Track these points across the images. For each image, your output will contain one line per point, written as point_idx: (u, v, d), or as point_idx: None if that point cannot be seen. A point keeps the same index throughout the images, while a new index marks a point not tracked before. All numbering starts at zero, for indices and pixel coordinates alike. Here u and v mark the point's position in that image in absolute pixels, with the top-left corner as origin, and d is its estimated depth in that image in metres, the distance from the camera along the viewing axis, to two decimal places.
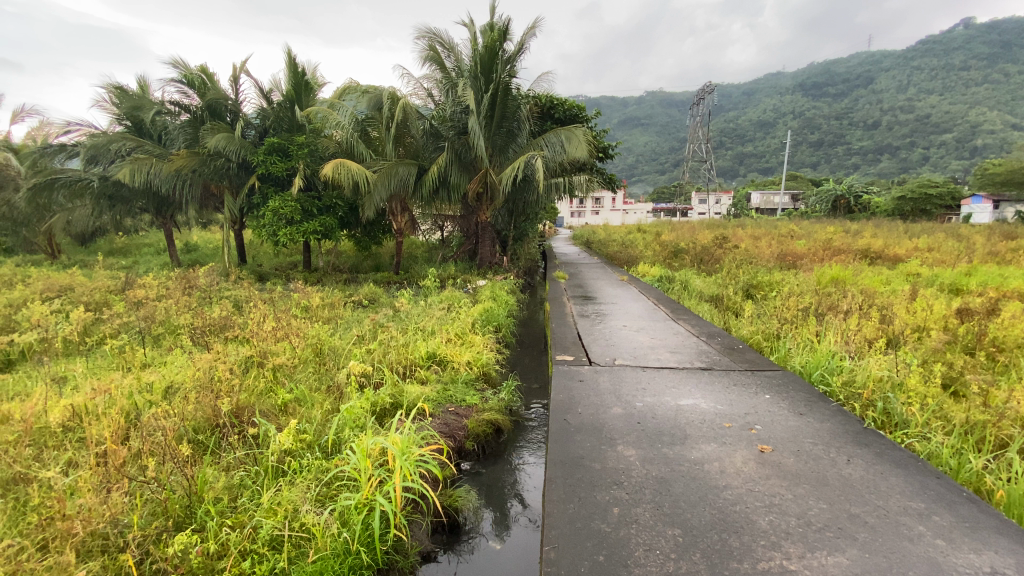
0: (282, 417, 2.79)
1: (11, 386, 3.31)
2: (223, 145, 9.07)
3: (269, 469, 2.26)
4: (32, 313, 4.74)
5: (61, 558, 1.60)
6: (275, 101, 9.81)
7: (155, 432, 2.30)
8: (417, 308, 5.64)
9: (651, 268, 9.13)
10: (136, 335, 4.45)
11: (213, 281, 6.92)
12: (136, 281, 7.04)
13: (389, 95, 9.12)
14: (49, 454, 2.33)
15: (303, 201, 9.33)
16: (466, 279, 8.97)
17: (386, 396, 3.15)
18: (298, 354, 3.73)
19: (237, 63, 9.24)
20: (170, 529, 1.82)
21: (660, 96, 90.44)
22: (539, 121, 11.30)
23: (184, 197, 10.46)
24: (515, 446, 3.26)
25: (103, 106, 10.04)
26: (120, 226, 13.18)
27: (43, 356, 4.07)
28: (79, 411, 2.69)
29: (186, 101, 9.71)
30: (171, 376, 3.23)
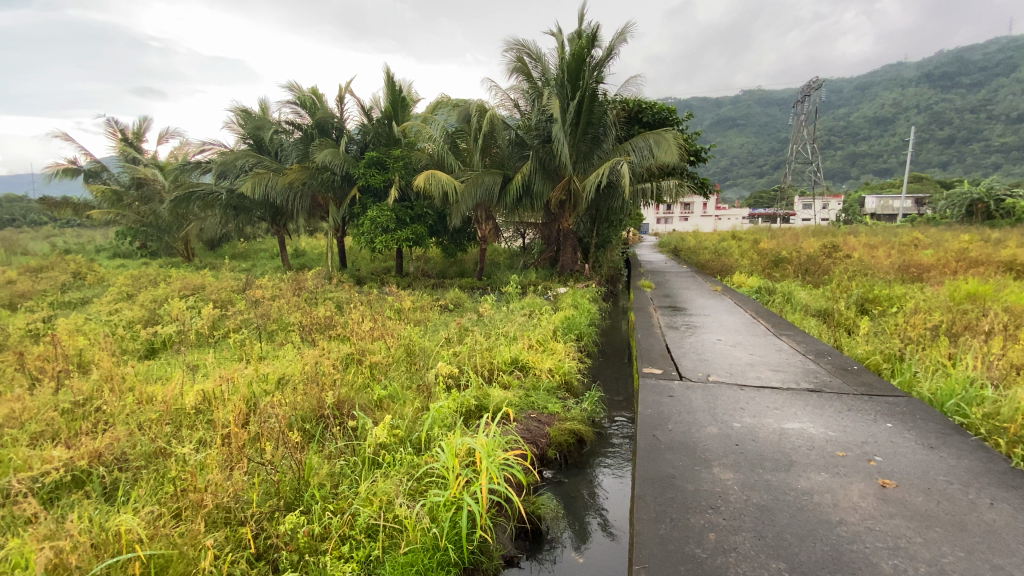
0: (378, 412, 2.95)
1: (156, 370, 3.82)
2: (330, 160, 9.91)
3: (366, 460, 2.40)
4: (172, 309, 5.46)
5: (192, 526, 1.80)
6: (374, 117, 10.53)
7: (270, 419, 2.55)
8: (500, 313, 5.73)
9: (748, 278, 8.56)
10: (254, 330, 4.96)
11: (319, 283, 7.54)
12: (254, 282, 7.87)
13: (477, 107, 9.43)
14: (184, 432, 2.66)
15: (397, 211, 9.91)
16: (548, 286, 9.00)
17: (472, 398, 3.23)
18: (392, 354, 3.95)
19: (343, 84, 10.04)
20: (282, 508, 2.00)
21: (758, 94, 84.92)
22: (626, 125, 11.06)
23: (295, 208, 11.53)
24: (598, 459, 3.19)
25: (232, 127, 11.37)
26: (242, 233, 14.81)
27: (180, 346, 4.66)
28: (208, 396, 3.05)
29: (299, 120, 10.73)
30: (284, 369, 3.57)
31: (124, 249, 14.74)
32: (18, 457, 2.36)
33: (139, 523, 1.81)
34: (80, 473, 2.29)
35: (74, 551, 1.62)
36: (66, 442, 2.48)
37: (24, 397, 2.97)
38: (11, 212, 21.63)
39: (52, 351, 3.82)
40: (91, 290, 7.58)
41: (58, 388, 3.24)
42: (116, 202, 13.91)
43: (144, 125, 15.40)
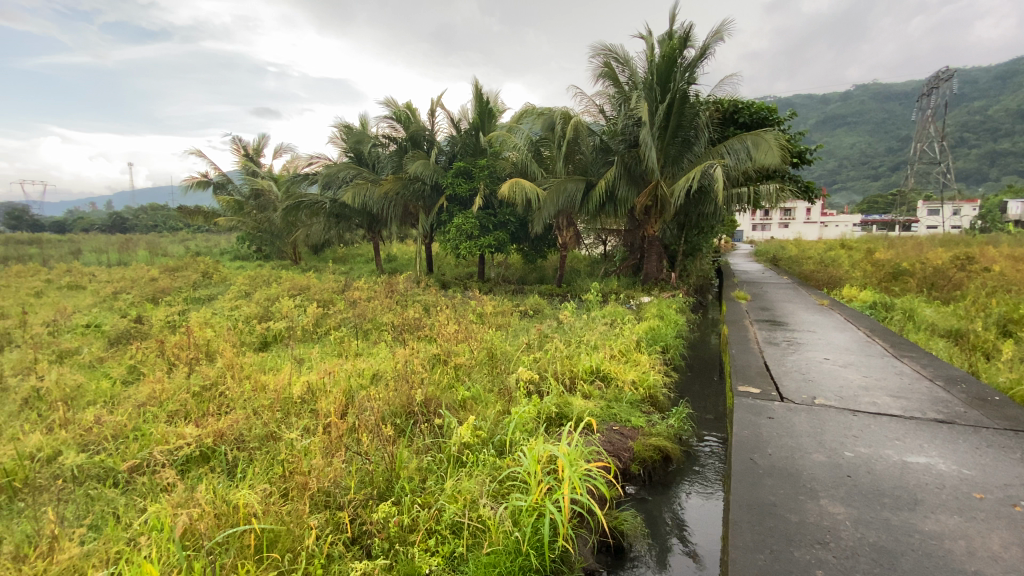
0: (462, 412, 3.04)
1: (268, 361, 4.25)
2: (421, 170, 10.43)
3: (451, 458, 2.49)
4: (282, 306, 6.03)
5: (298, 507, 1.96)
6: (462, 128, 10.92)
7: (366, 414, 2.73)
8: (581, 321, 5.67)
9: (859, 292, 7.74)
10: (352, 329, 5.34)
11: (409, 286, 7.94)
12: (351, 284, 8.48)
13: (562, 115, 9.44)
14: (292, 418, 2.92)
15: (481, 218, 10.19)
16: (631, 295, 8.78)
17: (553, 405, 3.21)
18: (475, 355, 4.05)
19: (434, 98, 10.53)
20: (375, 497, 2.12)
21: (873, 89, 76.81)
22: (720, 127, 10.50)
23: (388, 215, 12.25)
24: (684, 479, 3.04)
25: (335, 142, 12.36)
26: (341, 239, 16.02)
27: (288, 340, 5.13)
28: (312, 387, 3.32)
29: (394, 134, 11.41)
30: (377, 366, 3.80)
31: (243, 252, 16.56)
32: (158, 432, 2.72)
33: (255, 499, 2.01)
34: (206, 449, 2.59)
35: (201, 518, 1.83)
36: (197, 421, 2.83)
37: (165, 380, 3.42)
38: (154, 219, 25.05)
39: (187, 340, 4.38)
40: (216, 287, 8.60)
41: (191, 373, 3.71)
42: (238, 211, 15.68)
43: (262, 142, 17.23)
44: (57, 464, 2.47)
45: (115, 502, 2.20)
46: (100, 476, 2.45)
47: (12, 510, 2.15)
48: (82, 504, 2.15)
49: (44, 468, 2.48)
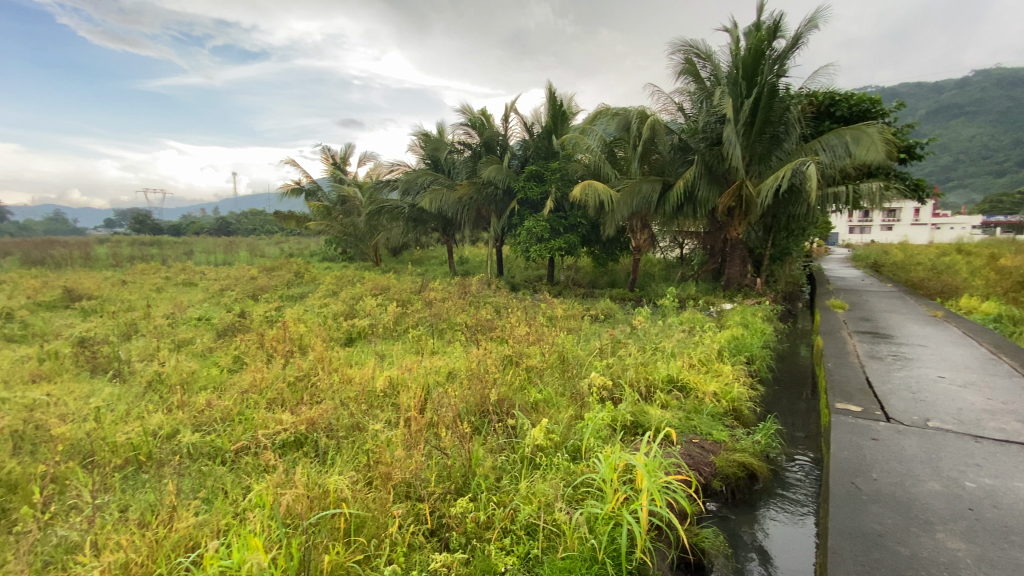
0: (535, 415, 3.05)
1: (354, 356, 4.51)
2: (494, 174, 10.63)
3: (525, 459, 2.50)
4: (365, 305, 6.39)
5: (382, 495, 2.07)
6: (535, 132, 10.97)
7: (444, 412, 2.81)
8: (657, 327, 5.48)
9: (980, 303, 6.83)
10: (428, 328, 5.54)
11: (481, 288, 8.10)
12: (427, 284, 8.81)
13: (638, 114, 9.21)
14: (374, 411, 3.07)
15: (552, 221, 10.18)
16: (710, 301, 8.36)
17: (628, 413, 3.13)
18: (547, 359, 4.05)
19: (508, 103, 10.67)
20: (453, 492, 2.19)
21: (999, 74, 67.66)
22: (813, 122, 9.73)
23: (462, 219, 12.59)
24: (772, 500, 2.84)
25: (414, 149, 12.92)
26: (417, 242, 16.69)
27: (370, 337, 5.41)
28: (393, 384, 3.48)
29: (469, 140, 11.71)
30: (452, 365, 3.91)
31: (329, 253, 17.76)
32: (259, 417, 2.97)
33: (345, 485, 2.14)
34: (300, 436, 2.79)
35: (298, 498, 1.98)
36: (291, 410, 3.06)
37: (265, 370, 3.75)
38: (254, 224, 27.56)
39: (283, 334, 4.77)
40: (305, 286, 9.29)
41: (287, 364, 4.03)
42: (326, 215, 16.84)
43: (348, 151, 18.37)
44: (175, 443, 2.77)
45: (223, 478, 2.43)
46: (209, 454, 2.71)
47: (139, 480, 2.43)
48: (196, 478, 2.39)
49: (164, 445, 2.78)
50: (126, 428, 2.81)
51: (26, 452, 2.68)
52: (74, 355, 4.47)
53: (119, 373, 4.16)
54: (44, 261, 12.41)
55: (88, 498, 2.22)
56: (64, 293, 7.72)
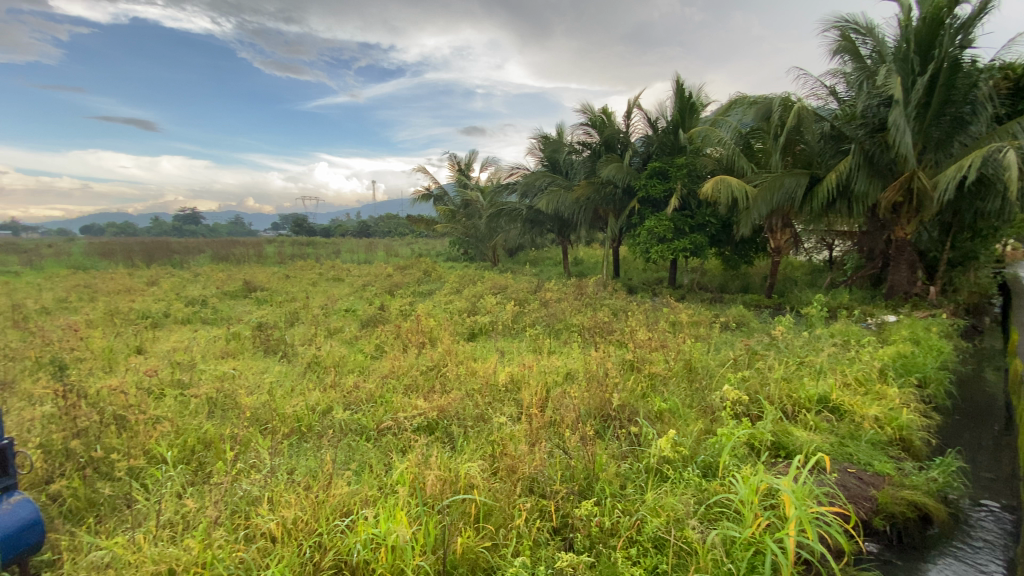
0: (660, 424, 2.93)
1: (477, 351, 4.73)
2: (614, 173, 10.40)
3: (650, 469, 2.41)
4: (485, 303, 6.65)
5: (510, 488, 2.15)
6: (660, 127, 10.44)
7: (568, 413, 2.84)
8: (799, 338, 4.92)
9: None
10: (546, 328, 5.59)
11: (599, 290, 7.97)
12: (544, 285, 8.91)
13: (780, 102, 8.36)
14: (498, 404, 3.19)
15: (677, 220, 9.67)
16: (866, 311, 7.29)
17: (767, 432, 2.86)
18: (672, 366, 3.85)
19: (631, 98, 10.32)
20: (577, 493, 2.19)
21: None
22: (1012, 99, 8.00)
23: (580, 220, 12.52)
24: (953, 549, 2.39)
25: (534, 151, 13.15)
26: (534, 243, 16.97)
27: (491, 334, 5.62)
28: (515, 380, 3.57)
29: (589, 139, 11.60)
30: (572, 365, 3.91)
31: (452, 253, 18.85)
32: (398, 401, 3.26)
33: (475, 473, 2.26)
34: (430, 422, 3.00)
35: (433, 481, 2.14)
36: (424, 397, 3.31)
37: (401, 360, 4.09)
38: (388, 226, 30.27)
39: (414, 328, 5.16)
40: (432, 283, 9.98)
41: (419, 355, 4.35)
42: (451, 218, 17.89)
43: (472, 156, 19.29)
44: (330, 418, 3.15)
45: (368, 453, 2.70)
46: (356, 431, 3.03)
47: (302, 448, 2.80)
48: (346, 451, 2.69)
49: (321, 419, 3.18)
50: (293, 402, 3.27)
51: (220, 415, 3.24)
52: (252, 337, 5.31)
53: (285, 354, 4.84)
54: (230, 258, 14.93)
55: (264, 459, 2.61)
56: (244, 285, 9.21)
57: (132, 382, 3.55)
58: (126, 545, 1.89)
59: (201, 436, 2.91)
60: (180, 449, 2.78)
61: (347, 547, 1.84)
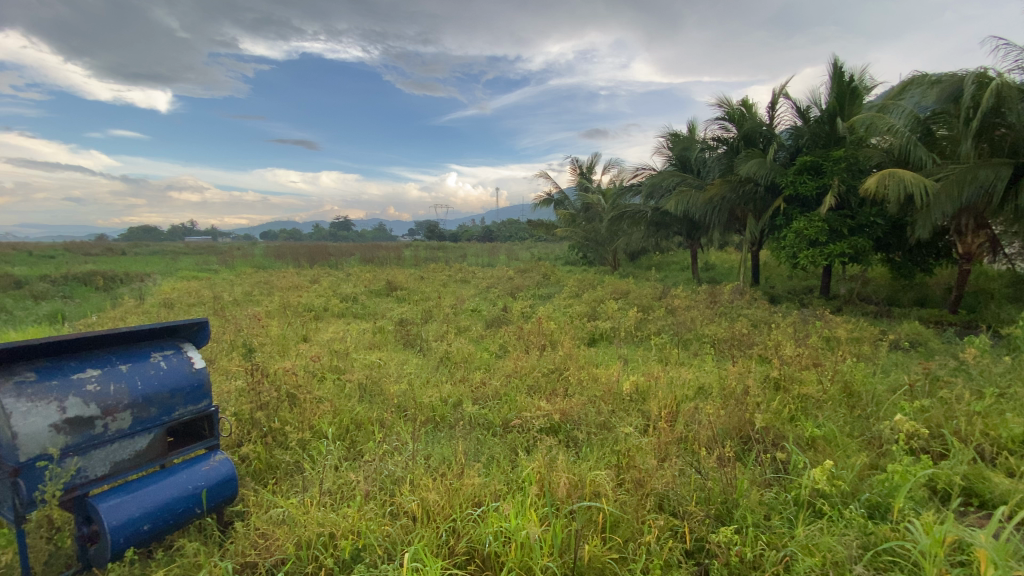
0: (811, 453, 2.63)
1: (600, 356, 4.65)
2: (755, 170, 9.52)
3: (801, 502, 2.18)
4: (608, 308, 6.52)
5: (641, 504, 2.09)
6: (812, 117, 9.33)
7: (703, 432, 2.69)
8: (1001, 364, 4.01)
9: None
10: (673, 337, 5.30)
11: (734, 298, 7.34)
12: (671, 291, 8.47)
13: (975, 78, 6.95)
14: (623, 413, 3.12)
15: (831, 221, 8.53)
16: None
17: (956, 475, 2.40)
18: (825, 388, 3.41)
19: (777, 88, 9.37)
20: (714, 518, 2.06)
21: None
22: None
23: (713, 222, 11.68)
24: None
25: (662, 151, 12.59)
26: (659, 247, 16.23)
27: (614, 340, 5.49)
28: (641, 390, 3.47)
29: (726, 135, 10.77)
30: (703, 379, 3.67)
31: (572, 258, 18.83)
32: (522, 402, 3.34)
33: (604, 483, 2.25)
34: (554, 424, 3.03)
35: (562, 486, 2.18)
36: (547, 399, 3.35)
37: (526, 361, 4.19)
38: (509, 231, 31.23)
39: (537, 330, 5.25)
40: (553, 287, 10.07)
41: (543, 357, 4.42)
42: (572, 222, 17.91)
43: (595, 159, 19.09)
44: (461, 412, 3.34)
45: (497, 447, 2.82)
46: (484, 425, 3.17)
47: (437, 436, 3.02)
48: (476, 443, 2.83)
49: (453, 411, 3.39)
50: (430, 394, 3.53)
51: (368, 400, 3.62)
52: (393, 332, 5.85)
53: (420, 349, 5.25)
54: (373, 261, 16.67)
55: (405, 444, 2.86)
56: (385, 284, 10.21)
57: (302, 366, 4.12)
58: (298, 505, 2.20)
59: (354, 418, 3.28)
60: (338, 427, 3.16)
61: (479, 537, 1.94)
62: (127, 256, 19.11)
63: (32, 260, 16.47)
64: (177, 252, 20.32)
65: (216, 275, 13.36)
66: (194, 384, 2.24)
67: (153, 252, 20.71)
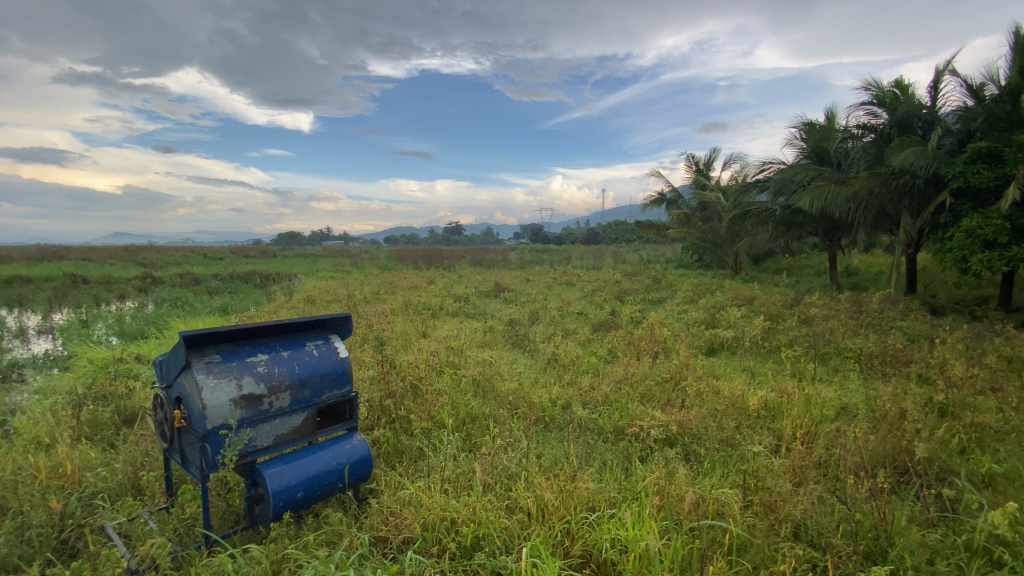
0: (988, 493, 2.24)
1: (721, 367, 4.36)
2: (912, 160, 8.21)
3: (974, 550, 1.87)
4: (728, 316, 6.08)
5: (773, 532, 1.95)
6: (988, 95, 7.83)
7: (845, 459, 2.43)
8: None
9: None
10: (807, 349, 4.79)
11: (883, 307, 6.42)
12: (802, 298, 7.65)
13: None
14: (748, 430, 2.91)
15: (1017, 218, 7.07)
16: None
17: None
18: (1009, 418, 2.86)
19: (939, 65, 8.02)
20: (861, 555, 1.85)
21: None
22: None
23: (856, 220, 10.31)
24: None
25: (794, 143, 11.42)
26: (788, 249, 14.73)
27: (736, 350, 5.11)
28: (769, 406, 3.20)
29: (873, 121, 9.46)
30: (846, 398, 3.28)
31: (687, 261, 17.87)
32: (635, 409, 3.25)
33: (728, 505, 2.13)
34: (670, 435, 2.92)
35: (682, 504, 2.11)
36: (662, 408, 3.23)
37: (640, 367, 4.06)
38: (617, 233, 30.52)
39: (651, 336, 5.07)
40: (664, 291, 9.66)
41: (657, 364, 4.25)
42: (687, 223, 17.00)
43: (714, 156, 17.91)
44: (572, 414, 3.35)
45: (609, 454, 2.78)
46: (594, 430, 3.14)
47: (549, 436, 3.06)
48: (588, 447, 2.82)
49: (563, 413, 3.41)
50: (541, 395, 3.58)
51: (483, 395, 3.78)
52: (504, 332, 6.03)
53: (530, 349, 5.34)
54: (483, 263, 17.37)
55: (518, 441, 2.94)
56: (496, 286, 10.59)
57: (424, 360, 4.43)
58: (423, 489, 2.38)
59: (470, 412, 3.44)
60: (455, 420, 3.35)
61: (595, 541, 1.95)
62: (278, 258, 22.13)
63: (209, 261, 19.77)
64: (316, 254, 23.10)
65: (348, 275, 14.93)
66: (338, 370, 2.52)
67: (297, 255, 23.71)
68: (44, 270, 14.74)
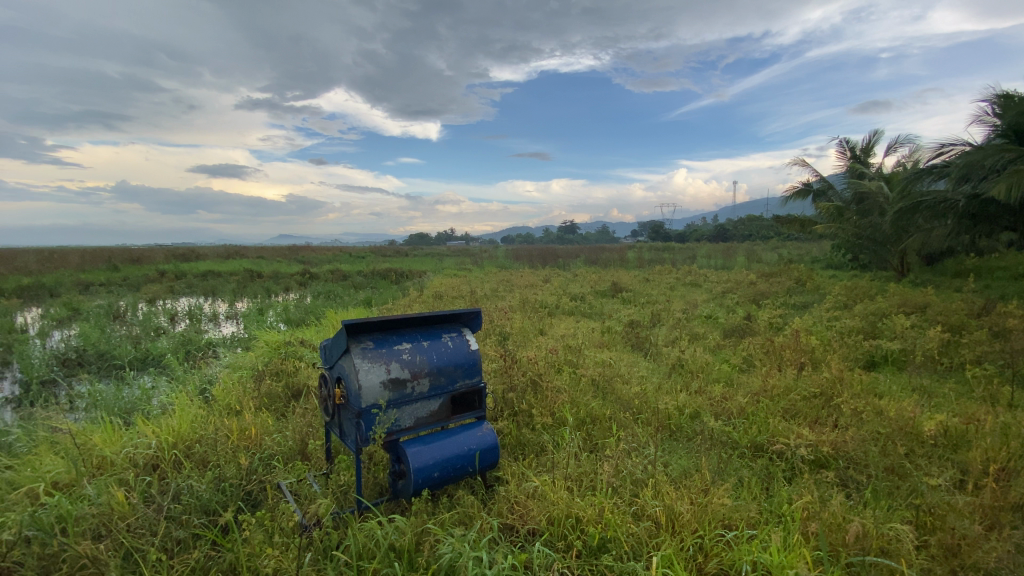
0: None
1: (883, 384, 3.78)
2: None
3: None
4: (893, 324, 5.24)
5: None
6: None
7: None
8: None
9: None
10: (1003, 369, 3.95)
11: None
12: (995, 306, 6.30)
13: None
14: (921, 461, 2.51)
15: None
16: None
17: None
18: None
19: None
20: None
21: None
22: None
23: None
24: None
25: (983, 120, 9.45)
26: (975, 246, 12.23)
27: (905, 366, 4.39)
28: (950, 434, 2.72)
29: None
30: None
31: (837, 260, 15.74)
32: (776, 425, 2.97)
33: (896, 543, 1.89)
34: (822, 457, 2.64)
35: (839, 536, 1.92)
36: (810, 426, 2.91)
37: (781, 379, 3.70)
38: (750, 229, 27.95)
39: (794, 344, 4.57)
40: (808, 295, 8.63)
41: (802, 376, 3.84)
42: (837, 217, 14.98)
43: (874, 138, 15.52)
44: (702, 424, 3.16)
45: (744, 470, 2.59)
46: (728, 443, 2.94)
47: (676, 445, 2.93)
48: (721, 460, 2.65)
49: (691, 422, 3.24)
50: (667, 401, 3.44)
51: (604, 396, 3.74)
52: (623, 333, 5.90)
53: (653, 352, 5.15)
54: (601, 262, 17.11)
55: (644, 447, 2.87)
56: (615, 286, 10.36)
57: (545, 357, 4.51)
58: (548, 483, 2.44)
59: (591, 412, 3.43)
60: (577, 419, 3.36)
61: (733, 561, 1.85)
62: (410, 256, 24.10)
63: (354, 259, 22.23)
64: (442, 253, 24.71)
65: (471, 273, 15.72)
66: (470, 361, 2.69)
67: (426, 254, 25.61)
68: (231, 266, 17.79)
